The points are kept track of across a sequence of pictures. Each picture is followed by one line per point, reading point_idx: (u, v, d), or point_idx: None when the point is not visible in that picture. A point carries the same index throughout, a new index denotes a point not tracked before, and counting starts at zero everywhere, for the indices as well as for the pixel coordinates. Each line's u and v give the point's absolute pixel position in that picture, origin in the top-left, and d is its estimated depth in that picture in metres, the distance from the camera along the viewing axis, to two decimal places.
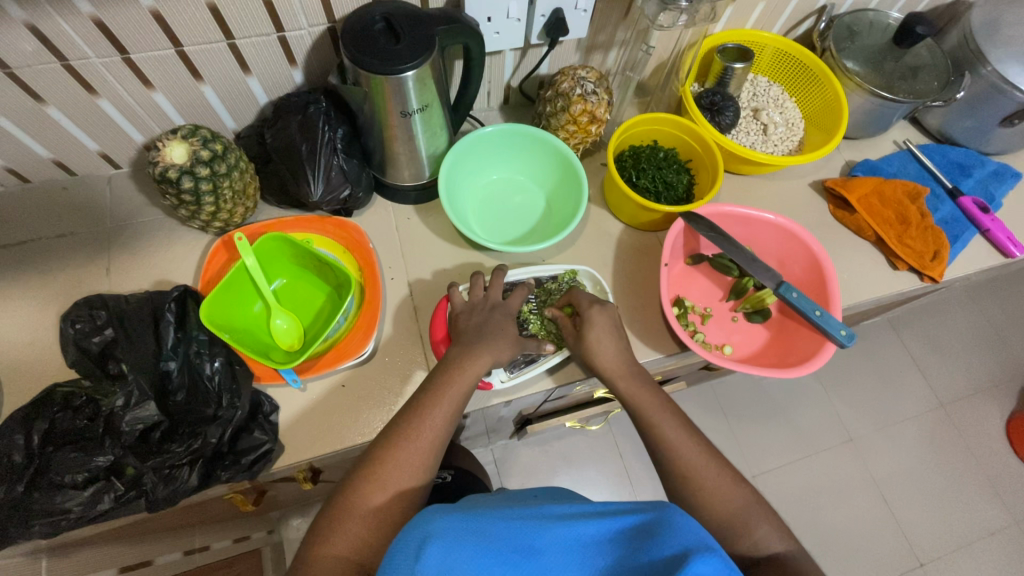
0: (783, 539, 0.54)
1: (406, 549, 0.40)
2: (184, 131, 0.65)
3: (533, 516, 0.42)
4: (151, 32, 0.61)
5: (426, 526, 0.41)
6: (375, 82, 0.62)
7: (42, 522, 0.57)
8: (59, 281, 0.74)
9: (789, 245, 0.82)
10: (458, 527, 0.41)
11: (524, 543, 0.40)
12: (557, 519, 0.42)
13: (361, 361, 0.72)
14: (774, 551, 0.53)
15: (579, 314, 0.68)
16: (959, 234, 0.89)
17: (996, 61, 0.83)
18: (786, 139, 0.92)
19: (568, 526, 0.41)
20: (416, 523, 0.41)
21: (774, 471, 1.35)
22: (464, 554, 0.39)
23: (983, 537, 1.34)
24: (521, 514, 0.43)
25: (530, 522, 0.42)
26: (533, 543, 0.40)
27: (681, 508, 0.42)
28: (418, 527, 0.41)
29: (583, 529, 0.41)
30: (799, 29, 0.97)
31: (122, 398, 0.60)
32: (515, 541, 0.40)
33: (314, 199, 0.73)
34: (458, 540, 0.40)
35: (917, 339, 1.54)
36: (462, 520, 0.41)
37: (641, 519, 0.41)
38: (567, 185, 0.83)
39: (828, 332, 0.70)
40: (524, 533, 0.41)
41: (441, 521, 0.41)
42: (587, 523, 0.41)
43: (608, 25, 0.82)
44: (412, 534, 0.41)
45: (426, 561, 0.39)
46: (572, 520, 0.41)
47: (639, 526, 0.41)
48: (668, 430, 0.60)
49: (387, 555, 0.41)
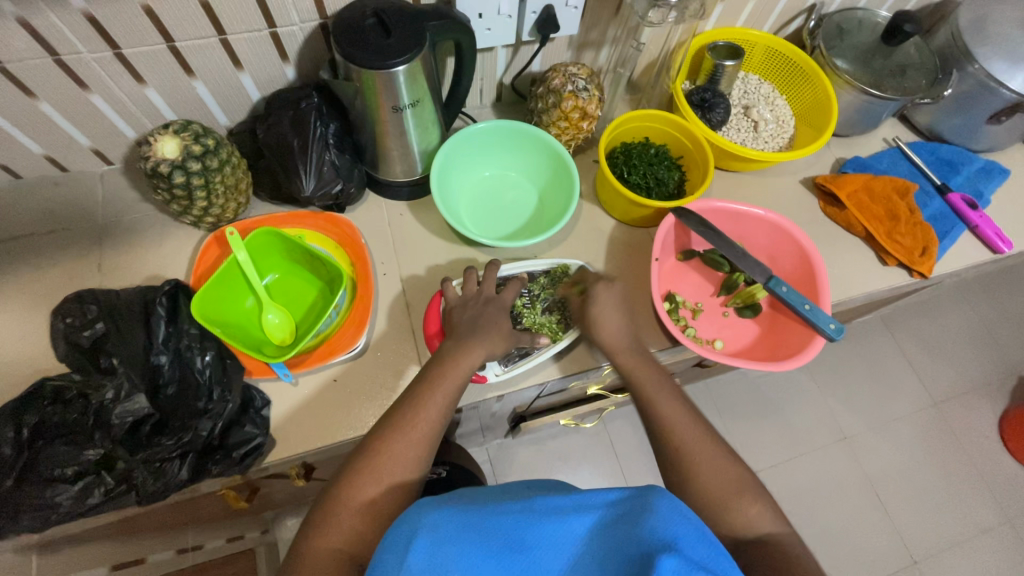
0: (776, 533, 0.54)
1: (395, 546, 0.41)
2: (176, 126, 0.65)
3: (523, 506, 0.42)
4: (144, 27, 0.62)
5: (415, 522, 0.41)
6: (367, 77, 0.62)
7: (31, 515, 0.58)
8: (52, 276, 0.74)
9: (779, 239, 0.82)
10: (447, 523, 0.41)
11: (512, 534, 0.40)
12: (544, 510, 0.41)
13: (353, 355, 0.72)
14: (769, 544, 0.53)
15: (586, 291, 0.70)
16: (947, 230, 0.90)
17: (983, 58, 0.83)
18: (776, 135, 0.93)
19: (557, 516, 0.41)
20: (406, 519, 0.42)
21: (769, 469, 1.35)
22: (450, 550, 0.39)
23: (976, 534, 1.34)
24: (511, 505, 0.42)
25: (518, 514, 0.41)
26: (521, 536, 0.40)
27: (671, 493, 0.41)
28: (407, 524, 0.41)
29: (571, 522, 0.40)
30: (789, 28, 0.98)
31: (111, 391, 0.59)
32: (503, 534, 0.40)
33: (306, 194, 0.73)
34: (445, 538, 0.40)
35: (910, 337, 1.55)
36: (451, 515, 0.41)
37: (629, 507, 0.40)
38: (559, 181, 0.83)
39: (818, 325, 0.70)
40: (512, 524, 0.40)
41: (430, 517, 0.41)
42: (576, 515, 0.40)
43: (600, 23, 0.83)
44: (401, 532, 0.41)
45: (413, 558, 0.39)
46: (560, 512, 0.41)
47: (627, 511, 0.40)
48: (663, 423, 0.60)
49: (375, 551, 0.41)
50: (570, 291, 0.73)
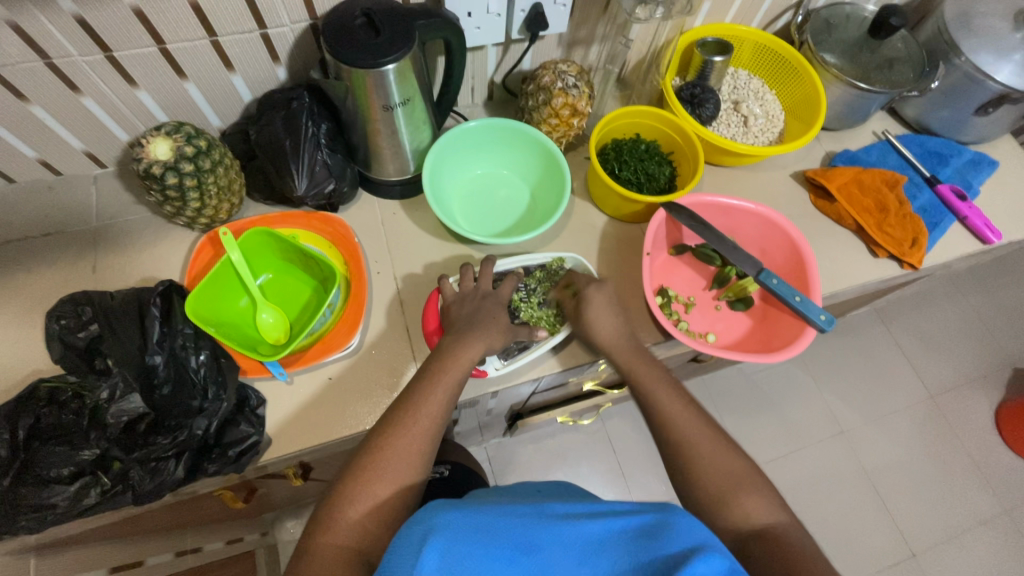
0: (786, 520, 0.54)
1: (408, 546, 0.39)
2: (168, 128, 0.66)
3: (536, 512, 0.41)
4: (134, 29, 0.62)
5: (429, 522, 0.40)
6: (358, 76, 0.63)
7: (29, 516, 0.58)
8: (49, 278, 0.74)
9: (769, 232, 0.83)
10: (463, 527, 0.39)
11: (526, 540, 0.39)
12: (558, 517, 0.41)
13: (348, 353, 0.73)
14: (776, 529, 0.53)
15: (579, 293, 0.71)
16: (937, 222, 0.91)
17: (969, 51, 0.84)
18: (766, 130, 0.93)
19: (573, 523, 0.40)
20: (418, 518, 0.41)
21: (768, 464, 1.36)
22: (467, 550, 0.38)
23: (973, 527, 1.35)
24: (525, 510, 0.41)
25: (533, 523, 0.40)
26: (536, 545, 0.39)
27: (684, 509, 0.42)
28: (421, 522, 0.40)
29: (584, 531, 0.40)
30: (777, 24, 0.99)
31: (108, 390, 0.61)
32: (518, 538, 0.39)
33: (299, 193, 0.74)
34: (463, 538, 0.39)
35: (905, 330, 1.56)
36: (467, 517, 0.40)
37: (647, 520, 0.41)
38: (551, 178, 0.84)
39: (808, 317, 0.71)
40: (526, 531, 0.40)
41: (446, 518, 0.40)
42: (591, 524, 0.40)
43: (589, 21, 0.84)
44: (415, 529, 0.40)
45: (428, 560, 0.38)
46: (576, 519, 0.41)
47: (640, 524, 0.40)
48: (666, 416, 0.60)
49: (387, 552, 0.40)
50: (563, 294, 0.73)
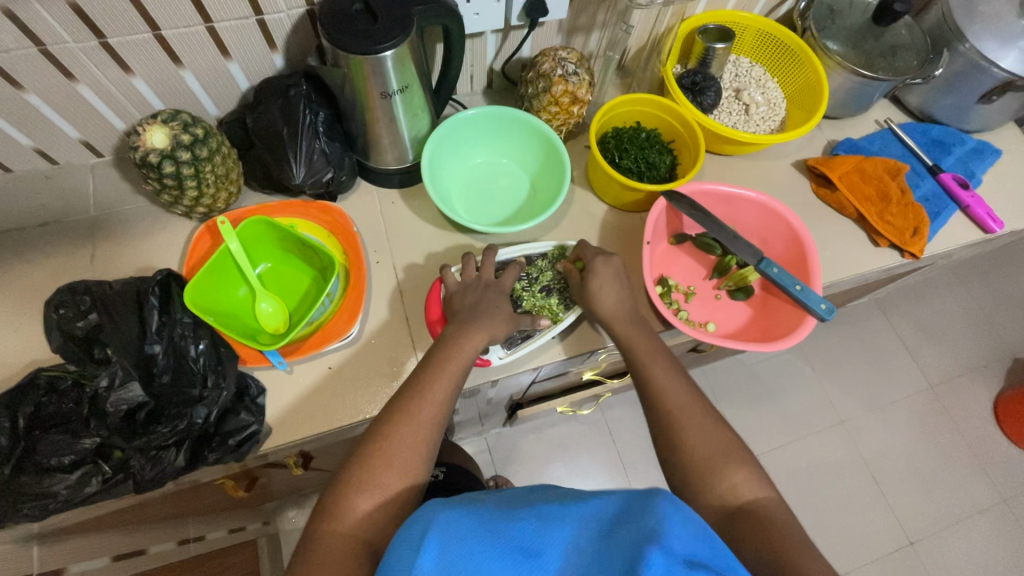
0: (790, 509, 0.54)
1: (405, 546, 0.39)
2: (164, 116, 0.65)
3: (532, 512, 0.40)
4: (129, 15, 0.61)
5: (426, 519, 0.40)
6: (355, 62, 0.62)
7: (30, 505, 0.58)
8: (48, 267, 0.74)
9: (769, 221, 0.82)
10: (460, 523, 0.40)
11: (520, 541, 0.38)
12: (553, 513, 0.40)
13: (348, 343, 0.73)
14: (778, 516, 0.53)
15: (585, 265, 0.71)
16: (939, 211, 0.90)
17: (974, 38, 0.83)
18: (768, 118, 0.93)
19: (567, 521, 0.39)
20: (417, 518, 0.41)
21: (766, 454, 1.36)
22: (464, 551, 0.38)
23: (972, 515, 1.35)
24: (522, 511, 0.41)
25: (528, 520, 0.39)
26: (531, 542, 0.38)
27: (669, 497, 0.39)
28: (418, 522, 0.40)
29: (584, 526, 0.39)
30: (780, 11, 0.98)
31: (106, 379, 0.61)
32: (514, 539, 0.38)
33: (296, 182, 0.73)
34: (460, 536, 0.39)
35: (906, 321, 1.56)
36: (463, 515, 0.40)
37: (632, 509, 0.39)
38: (551, 166, 0.83)
39: (809, 306, 0.70)
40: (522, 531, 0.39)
41: (442, 514, 0.40)
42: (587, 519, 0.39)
43: (589, 8, 0.83)
44: (413, 528, 0.40)
45: (425, 558, 0.38)
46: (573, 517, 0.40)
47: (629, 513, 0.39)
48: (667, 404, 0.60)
49: (387, 552, 0.40)
50: (569, 266, 0.73)
